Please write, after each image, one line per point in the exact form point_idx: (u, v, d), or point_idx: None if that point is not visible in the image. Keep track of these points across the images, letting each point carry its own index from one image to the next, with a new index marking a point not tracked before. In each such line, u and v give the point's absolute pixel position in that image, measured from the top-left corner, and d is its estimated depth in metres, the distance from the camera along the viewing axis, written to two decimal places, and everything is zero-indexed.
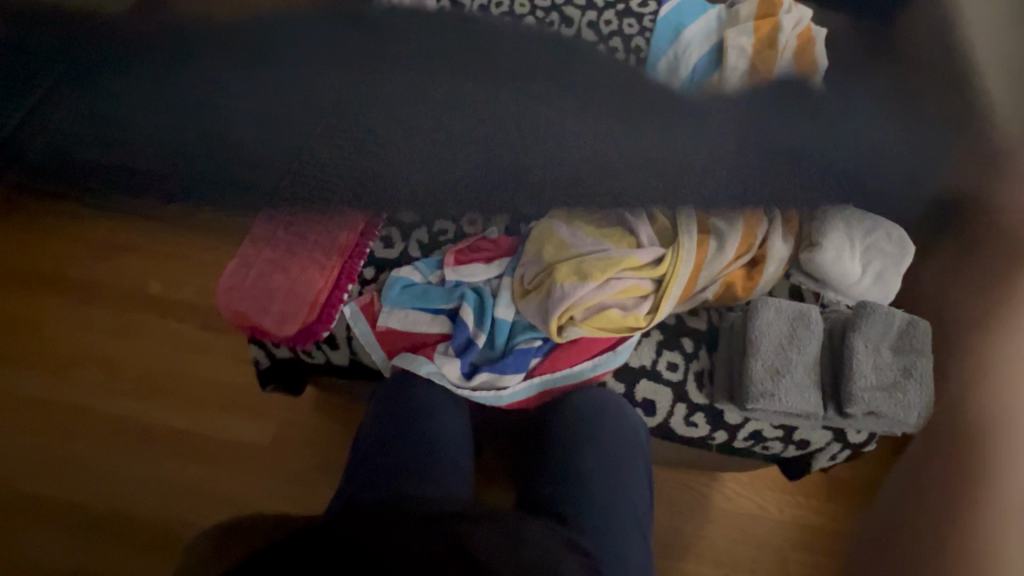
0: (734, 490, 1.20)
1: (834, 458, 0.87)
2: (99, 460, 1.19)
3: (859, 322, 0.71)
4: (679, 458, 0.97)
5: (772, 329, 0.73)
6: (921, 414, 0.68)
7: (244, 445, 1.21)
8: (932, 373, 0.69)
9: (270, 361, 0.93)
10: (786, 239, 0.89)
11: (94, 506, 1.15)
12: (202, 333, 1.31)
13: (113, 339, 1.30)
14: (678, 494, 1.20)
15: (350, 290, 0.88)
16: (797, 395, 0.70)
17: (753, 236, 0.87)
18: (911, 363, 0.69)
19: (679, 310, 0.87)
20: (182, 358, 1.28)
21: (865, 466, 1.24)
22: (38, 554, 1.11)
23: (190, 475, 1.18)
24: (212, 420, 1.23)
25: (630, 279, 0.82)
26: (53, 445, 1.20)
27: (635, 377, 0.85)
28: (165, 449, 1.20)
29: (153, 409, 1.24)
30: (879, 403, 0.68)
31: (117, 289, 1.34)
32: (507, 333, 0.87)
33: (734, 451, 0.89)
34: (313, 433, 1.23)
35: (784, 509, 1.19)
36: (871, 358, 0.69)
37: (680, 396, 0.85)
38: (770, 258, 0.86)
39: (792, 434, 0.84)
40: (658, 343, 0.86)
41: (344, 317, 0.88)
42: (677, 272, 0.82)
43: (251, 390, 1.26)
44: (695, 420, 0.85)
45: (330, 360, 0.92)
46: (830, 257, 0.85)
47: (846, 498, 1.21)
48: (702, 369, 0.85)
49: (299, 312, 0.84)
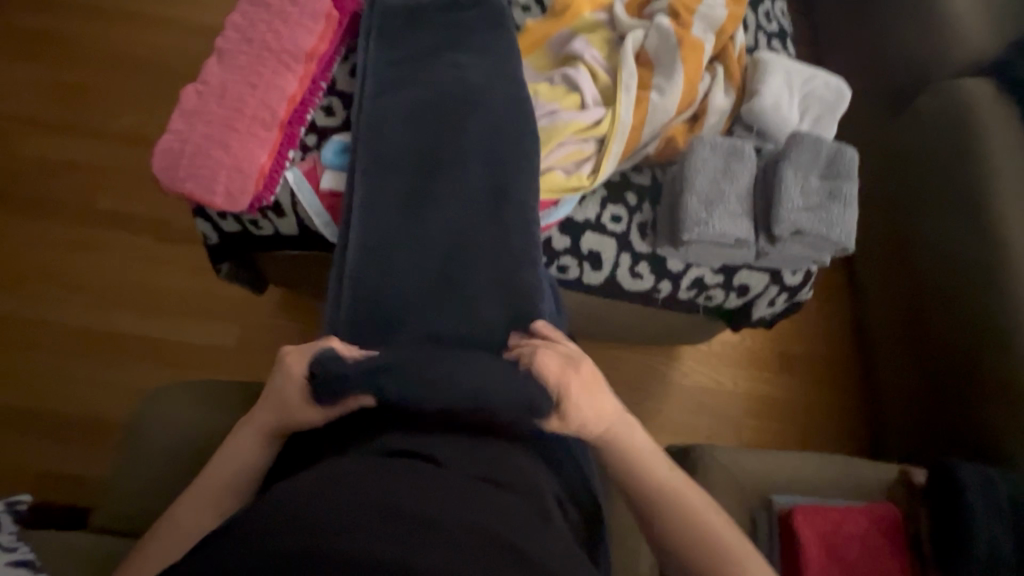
0: (688, 367, 1.27)
1: (774, 306, 0.92)
2: (64, 369, 1.20)
3: (789, 151, 0.73)
4: (635, 321, 1.00)
5: (707, 164, 0.75)
6: (842, 231, 0.72)
7: (208, 348, 1.23)
8: (853, 195, 0.73)
9: (217, 237, 0.88)
10: (728, 93, 0.90)
11: (58, 409, 1.17)
12: (159, 245, 1.30)
13: (71, 252, 1.28)
14: (641, 373, 1.26)
15: (290, 155, 0.82)
16: (736, 250, 0.75)
17: (693, 91, 0.88)
18: (836, 187, 0.73)
19: (624, 167, 0.88)
20: (140, 272, 1.28)
21: (817, 339, 1.32)
22: (27, 460, 1.13)
23: (159, 378, 1.20)
24: (176, 326, 1.24)
25: (574, 145, 0.85)
26: (17, 357, 1.20)
27: (580, 231, 0.85)
28: (128, 355, 1.21)
29: (117, 321, 1.24)
30: (805, 223, 0.71)
31: (69, 204, 1.32)
32: (344, 151, 0.83)
33: (678, 304, 0.92)
34: (278, 335, 1.25)
35: (738, 383, 1.27)
36: (799, 182, 0.72)
37: (624, 247, 0.86)
38: (710, 110, 0.89)
39: (732, 279, 0.87)
40: (603, 198, 0.87)
41: (287, 185, 0.81)
42: (617, 126, 0.84)
43: (211, 297, 1.27)
44: (640, 270, 0.87)
45: (278, 232, 0.86)
46: (770, 103, 0.86)
47: (796, 368, 1.29)
48: (644, 220, 0.86)
49: (217, 177, 0.76)
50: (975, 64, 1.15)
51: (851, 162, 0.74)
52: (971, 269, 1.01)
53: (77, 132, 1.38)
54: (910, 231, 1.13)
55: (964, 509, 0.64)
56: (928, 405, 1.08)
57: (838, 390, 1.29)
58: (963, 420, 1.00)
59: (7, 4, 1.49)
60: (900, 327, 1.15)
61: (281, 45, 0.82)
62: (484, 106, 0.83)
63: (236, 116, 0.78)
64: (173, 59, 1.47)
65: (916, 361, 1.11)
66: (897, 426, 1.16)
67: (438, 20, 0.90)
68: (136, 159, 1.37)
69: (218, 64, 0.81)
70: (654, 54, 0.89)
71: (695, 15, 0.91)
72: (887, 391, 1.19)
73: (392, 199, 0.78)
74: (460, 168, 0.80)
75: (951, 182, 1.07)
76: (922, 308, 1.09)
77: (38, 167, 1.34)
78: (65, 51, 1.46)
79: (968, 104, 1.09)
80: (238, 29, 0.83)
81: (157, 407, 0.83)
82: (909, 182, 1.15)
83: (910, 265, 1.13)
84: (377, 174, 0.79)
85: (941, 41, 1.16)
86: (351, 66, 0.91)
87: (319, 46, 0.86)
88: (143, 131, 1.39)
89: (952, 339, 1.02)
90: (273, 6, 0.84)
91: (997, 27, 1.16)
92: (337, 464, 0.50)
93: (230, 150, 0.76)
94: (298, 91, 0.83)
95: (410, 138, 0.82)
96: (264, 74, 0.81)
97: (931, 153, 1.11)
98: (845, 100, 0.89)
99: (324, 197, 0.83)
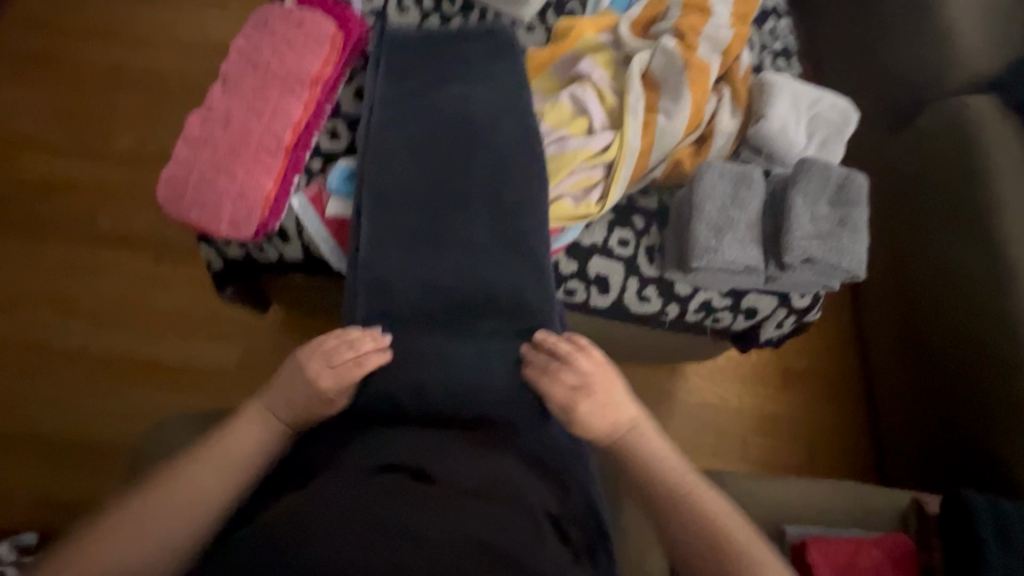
0: (693, 384, 1.26)
1: (782, 328, 0.91)
2: (65, 389, 1.19)
3: (799, 178, 0.73)
4: (641, 342, 0.99)
5: (715, 191, 0.74)
6: (852, 259, 0.72)
7: (211, 367, 1.22)
8: (863, 222, 0.73)
9: (222, 263, 0.87)
10: (735, 116, 0.90)
11: (59, 431, 1.16)
12: (160, 263, 1.29)
13: (73, 272, 1.27)
14: (646, 390, 1.25)
15: (295, 181, 0.81)
16: (745, 276, 0.75)
17: (700, 114, 0.88)
18: (845, 215, 0.73)
19: (631, 191, 0.88)
20: (142, 290, 1.27)
21: (822, 354, 1.32)
22: (30, 483, 1.12)
23: (161, 398, 1.20)
24: (178, 344, 1.23)
25: (582, 172, 0.84)
26: (18, 378, 1.19)
27: (587, 255, 0.85)
28: (126, 374, 1.21)
29: (118, 341, 1.23)
30: (815, 251, 0.71)
31: (70, 223, 1.31)
32: (350, 177, 0.83)
33: (686, 327, 0.92)
34: (282, 354, 1.24)
35: (744, 400, 1.27)
36: (809, 210, 0.72)
37: (632, 271, 0.85)
38: (717, 133, 0.89)
39: (740, 302, 0.87)
40: (610, 222, 0.86)
41: (293, 212, 0.81)
42: (625, 151, 0.83)
43: (213, 315, 1.26)
44: (647, 294, 0.86)
45: (283, 257, 0.85)
46: (776, 126, 0.85)
47: (802, 384, 1.29)
48: (652, 244, 0.86)
49: (223, 207, 0.75)
50: (978, 81, 1.14)
51: (860, 188, 0.74)
52: (978, 288, 1.01)
53: (78, 149, 1.38)
54: (916, 248, 1.13)
55: (978, 539, 0.63)
56: (935, 423, 1.07)
57: (845, 405, 1.29)
58: (969, 442, 1.00)
59: (7, 22, 1.48)
60: (907, 346, 1.14)
61: (287, 72, 0.82)
62: (491, 133, 0.83)
63: (241, 143, 0.77)
64: (174, 75, 1.47)
65: (922, 381, 1.10)
66: (902, 445, 1.15)
67: (445, 51, 0.90)
68: (137, 177, 1.36)
69: (222, 91, 0.80)
70: (660, 76, 0.89)
71: (700, 36, 0.91)
72: (892, 409, 1.19)
73: (397, 233, 0.78)
74: (466, 201, 0.80)
75: (959, 199, 1.06)
76: (929, 328, 1.09)
77: (40, 185, 1.34)
78: (66, 69, 1.46)
79: (972, 120, 1.09)
80: (244, 55, 0.82)
81: (161, 434, 0.82)
82: (915, 199, 1.15)
83: (916, 282, 1.12)
84: (383, 206, 0.79)
85: (946, 58, 1.15)
86: (355, 88, 0.90)
87: (324, 71, 0.85)
88: (144, 149, 1.39)
89: (960, 358, 1.02)
90: (278, 31, 0.84)
91: (1000, 43, 1.16)
92: (348, 489, 0.50)
93: (236, 178, 0.76)
94: (303, 117, 0.83)
95: (416, 171, 0.81)
96: (270, 101, 0.80)
97: (937, 170, 1.11)
98: (852, 121, 0.89)
99: (329, 223, 0.82)
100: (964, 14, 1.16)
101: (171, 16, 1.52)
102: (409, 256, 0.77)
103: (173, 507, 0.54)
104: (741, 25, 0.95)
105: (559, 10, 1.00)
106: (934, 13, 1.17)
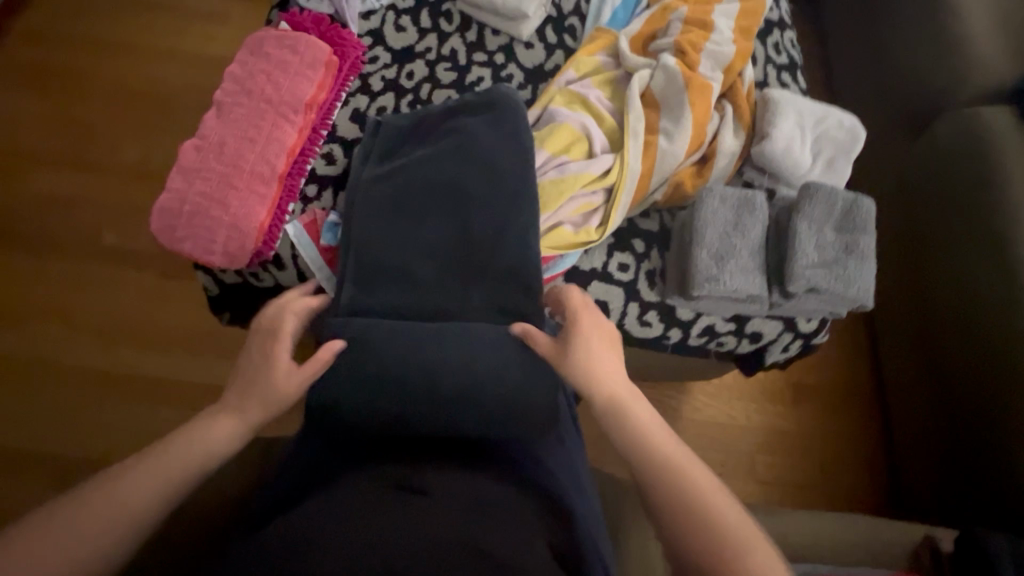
0: (700, 403, 1.24)
1: (788, 351, 0.89)
2: (67, 408, 1.19)
3: (803, 203, 0.71)
4: (645, 364, 0.97)
5: (716, 216, 0.72)
6: (859, 288, 0.69)
7: (212, 386, 1.22)
8: (870, 249, 0.70)
9: (218, 288, 0.87)
10: (738, 134, 0.87)
11: (60, 449, 1.16)
12: (163, 282, 1.29)
13: (76, 290, 1.28)
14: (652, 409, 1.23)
15: (290, 209, 0.80)
16: (747, 304, 0.73)
17: (702, 134, 0.86)
18: (851, 241, 0.70)
19: (631, 213, 0.86)
20: (145, 308, 1.27)
21: (832, 370, 1.29)
22: (31, 504, 1.12)
23: (161, 417, 1.19)
24: (179, 363, 1.23)
25: (583, 197, 0.83)
26: (21, 396, 1.20)
27: (586, 280, 0.83)
28: (127, 393, 1.21)
29: (120, 359, 1.23)
30: (820, 279, 0.69)
31: (74, 242, 1.32)
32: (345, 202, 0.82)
33: (689, 350, 0.89)
34: None
35: (752, 418, 1.24)
36: (813, 237, 0.70)
37: (632, 295, 0.83)
38: (719, 152, 0.86)
39: (744, 326, 0.85)
40: (610, 246, 0.85)
41: (287, 238, 0.79)
42: (625, 174, 0.82)
43: (216, 334, 1.26)
44: (648, 318, 0.84)
45: (279, 283, 0.84)
46: (781, 146, 0.83)
47: (812, 401, 1.26)
48: (653, 267, 0.84)
49: (217, 238, 0.74)
50: (992, 91, 1.11)
51: (867, 213, 0.72)
52: (991, 307, 0.98)
53: (80, 166, 1.38)
54: (927, 264, 1.10)
55: None
56: (948, 446, 1.04)
57: (855, 424, 1.25)
58: (982, 466, 0.96)
59: (13, 41, 1.49)
60: (920, 364, 1.11)
61: (281, 98, 0.82)
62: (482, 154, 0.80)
63: (235, 172, 0.77)
64: (177, 93, 1.47)
65: (935, 402, 1.07)
66: (917, 465, 1.12)
67: None
68: (140, 195, 1.37)
69: (217, 118, 0.80)
70: (661, 95, 0.87)
71: (703, 53, 0.89)
72: (905, 429, 1.15)
73: (392, 258, 0.77)
74: (463, 229, 0.77)
75: (972, 214, 1.03)
76: (942, 347, 1.05)
77: (45, 203, 1.35)
78: (70, 86, 1.46)
79: (987, 132, 1.05)
80: (236, 81, 0.82)
81: None
82: (928, 211, 1.11)
83: (927, 299, 1.10)
84: (378, 236, 0.77)
85: (960, 67, 1.12)
86: (352, 110, 0.88)
87: (318, 95, 0.85)
88: (147, 166, 1.39)
89: (974, 380, 0.98)
90: (273, 56, 0.84)
91: (1016, 51, 1.12)
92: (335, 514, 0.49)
93: (230, 207, 0.75)
94: (297, 143, 0.83)
95: (411, 198, 0.79)
96: (264, 128, 0.80)
97: (951, 183, 1.07)
98: (860, 140, 0.87)
99: (324, 250, 0.81)
100: (977, 23, 1.13)
101: (175, 33, 1.53)
102: (404, 285, 0.76)
103: (113, 509, 0.50)
104: (745, 41, 0.92)
105: (558, 27, 0.98)
106: (947, 22, 1.14)
